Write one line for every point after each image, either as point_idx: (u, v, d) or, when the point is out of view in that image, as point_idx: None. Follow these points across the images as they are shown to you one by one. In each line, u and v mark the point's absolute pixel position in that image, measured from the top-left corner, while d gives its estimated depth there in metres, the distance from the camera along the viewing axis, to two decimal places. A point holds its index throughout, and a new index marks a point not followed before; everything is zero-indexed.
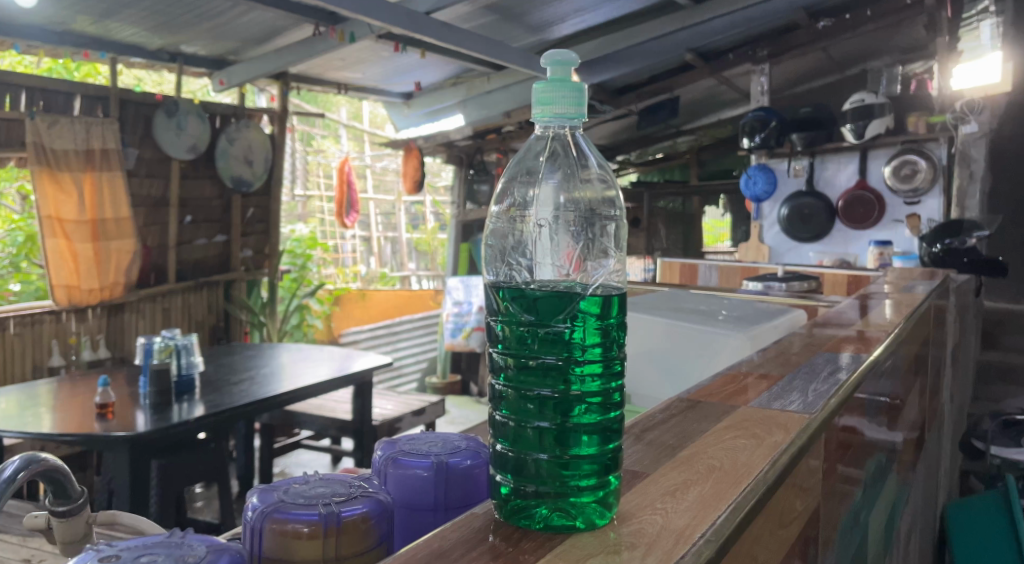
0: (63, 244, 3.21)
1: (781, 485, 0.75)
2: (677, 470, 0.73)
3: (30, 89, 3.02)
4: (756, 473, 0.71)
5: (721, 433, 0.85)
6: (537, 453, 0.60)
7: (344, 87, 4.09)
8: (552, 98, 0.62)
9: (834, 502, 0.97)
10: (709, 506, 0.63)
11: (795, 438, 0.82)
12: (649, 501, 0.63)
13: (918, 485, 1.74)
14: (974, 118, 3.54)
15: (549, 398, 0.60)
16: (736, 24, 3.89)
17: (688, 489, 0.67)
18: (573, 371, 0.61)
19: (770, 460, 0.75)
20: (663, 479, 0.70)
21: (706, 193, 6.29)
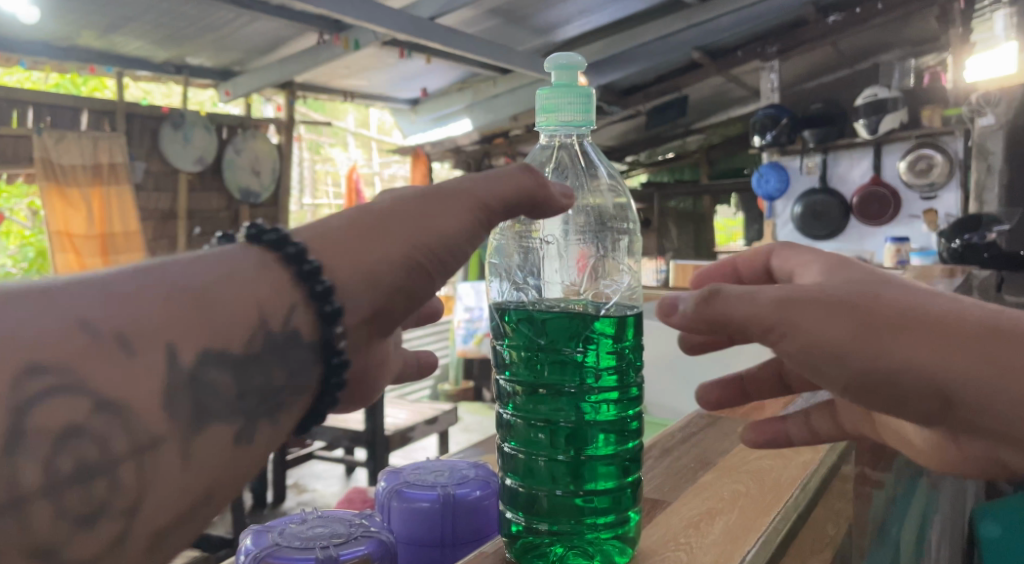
0: (73, 258, 3.22)
1: (815, 512, 0.80)
2: (701, 496, 0.80)
3: (37, 105, 3.09)
4: (784, 499, 0.79)
5: (746, 453, 0.94)
6: (546, 484, 0.68)
7: (349, 95, 4.07)
8: (558, 105, 0.63)
9: (862, 506, 0.92)
10: (736, 540, 0.70)
11: (824, 456, 0.90)
12: (674, 535, 0.70)
13: (948, 493, 1.68)
14: (992, 110, 3.25)
15: (560, 428, 0.68)
16: (743, 21, 3.85)
17: (713, 520, 0.74)
18: (584, 402, 0.69)
19: (799, 485, 0.83)
20: (687, 508, 0.77)
21: (717, 192, 6.21)
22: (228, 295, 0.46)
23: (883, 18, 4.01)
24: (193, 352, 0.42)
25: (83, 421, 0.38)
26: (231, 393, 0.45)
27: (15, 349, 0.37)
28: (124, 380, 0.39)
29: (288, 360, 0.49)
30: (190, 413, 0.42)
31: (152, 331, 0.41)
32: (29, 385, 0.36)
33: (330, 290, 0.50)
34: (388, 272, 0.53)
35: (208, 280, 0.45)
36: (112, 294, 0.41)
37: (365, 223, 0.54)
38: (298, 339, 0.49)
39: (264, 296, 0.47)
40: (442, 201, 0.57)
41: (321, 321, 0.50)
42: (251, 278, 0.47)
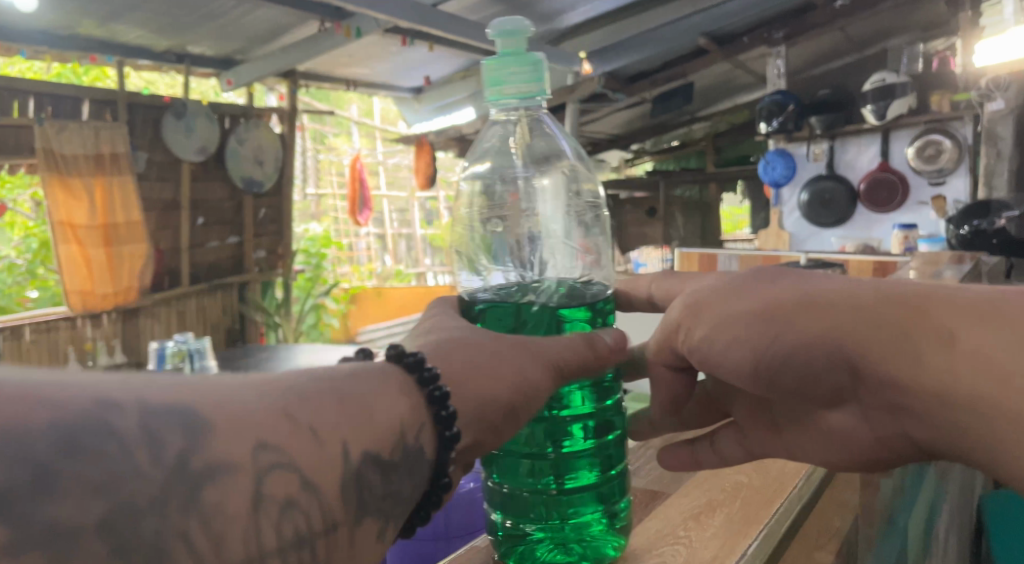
0: (76, 249, 3.25)
1: (813, 509, 0.79)
2: (700, 488, 0.78)
3: (39, 95, 3.07)
4: (786, 492, 0.77)
5: None
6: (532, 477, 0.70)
7: (352, 83, 4.04)
8: (508, 76, 0.67)
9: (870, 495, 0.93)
10: (736, 534, 0.68)
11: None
12: (673, 529, 0.69)
13: (957, 483, 1.67)
14: (1001, 94, 3.16)
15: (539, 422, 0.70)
16: (749, 6, 3.81)
17: (714, 513, 0.72)
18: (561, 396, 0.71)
19: (805, 475, 0.81)
20: (686, 501, 0.75)
21: (723, 179, 6.17)
22: (379, 414, 0.46)
23: (891, 3, 3.95)
24: (362, 449, 0.44)
25: (297, 495, 0.40)
26: (379, 491, 0.45)
27: (242, 429, 0.39)
28: (321, 465, 0.42)
29: (413, 476, 0.48)
30: (356, 503, 0.44)
31: (332, 427, 0.43)
32: (261, 457, 0.39)
33: (453, 418, 0.50)
34: (493, 408, 0.53)
35: (366, 396, 0.46)
36: (304, 389, 0.43)
37: (476, 351, 0.55)
38: (421, 456, 0.48)
39: (407, 417, 0.47)
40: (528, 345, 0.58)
41: (440, 446, 0.50)
42: (395, 399, 0.47)
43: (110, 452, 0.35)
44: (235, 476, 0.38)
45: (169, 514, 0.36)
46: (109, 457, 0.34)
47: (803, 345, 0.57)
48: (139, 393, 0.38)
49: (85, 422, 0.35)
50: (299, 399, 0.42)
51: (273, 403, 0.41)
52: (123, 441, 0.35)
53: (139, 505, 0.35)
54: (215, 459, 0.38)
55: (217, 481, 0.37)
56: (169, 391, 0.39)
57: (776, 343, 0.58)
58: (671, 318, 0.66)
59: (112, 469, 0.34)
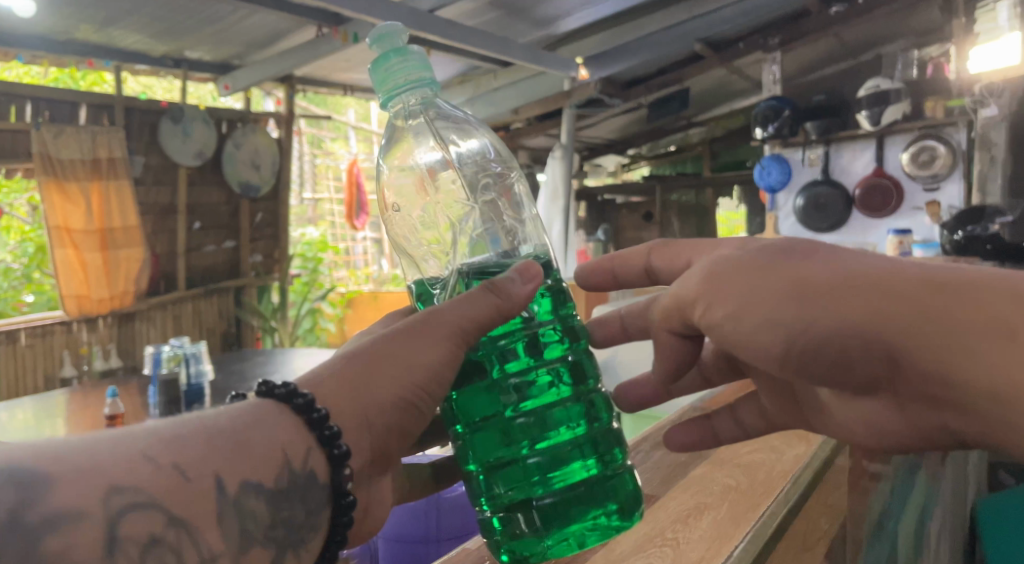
0: (73, 254, 3.24)
1: (808, 505, 0.84)
2: (692, 492, 0.86)
3: (35, 99, 3.07)
4: (775, 492, 0.84)
5: (740, 447, 0.98)
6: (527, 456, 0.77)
7: (349, 88, 4.05)
8: (386, 70, 0.81)
9: (859, 494, 0.98)
10: (723, 537, 0.76)
11: (816, 450, 0.94)
12: (663, 533, 0.77)
13: (949, 484, 1.69)
14: (995, 101, 3.17)
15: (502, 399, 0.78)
16: (744, 13, 3.83)
17: (703, 514, 0.81)
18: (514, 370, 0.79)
19: (793, 476, 0.88)
20: (677, 506, 0.83)
21: (720, 184, 6.19)
22: (260, 450, 0.61)
23: (885, 10, 3.97)
24: (236, 483, 0.58)
25: (161, 531, 0.53)
26: (266, 518, 0.61)
27: (100, 478, 0.52)
28: (186, 503, 0.55)
29: (305, 501, 0.64)
30: (237, 529, 0.59)
31: (202, 466, 0.57)
32: (116, 499, 0.52)
33: (336, 437, 0.65)
34: (380, 415, 0.69)
35: (241, 434, 0.61)
36: (166, 438, 0.56)
37: (361, 363, 0.70)
38: (312, 472, 0.65)
39: (291, 445, 0.63)
40: (427, 335, 0.72)
41: (331, 463, 0.66)
42: (273, 427, 0.63)
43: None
44: (91, 518, 0.50)
45: (37, 552, 0.48)
46: None
47: (836, 334, 0.64)
48: (13, 462, 0.51)
49: None
50: (158, 444, 0.56)
51: (140, 447, 0.55)
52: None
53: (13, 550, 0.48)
54: (71, 506, 0.50)
55: (64, 527, 0.49)
56: (53, 450, 0.52)
57: (810, 331, 0.64)
58: (690, 291, 0.71)
59: None
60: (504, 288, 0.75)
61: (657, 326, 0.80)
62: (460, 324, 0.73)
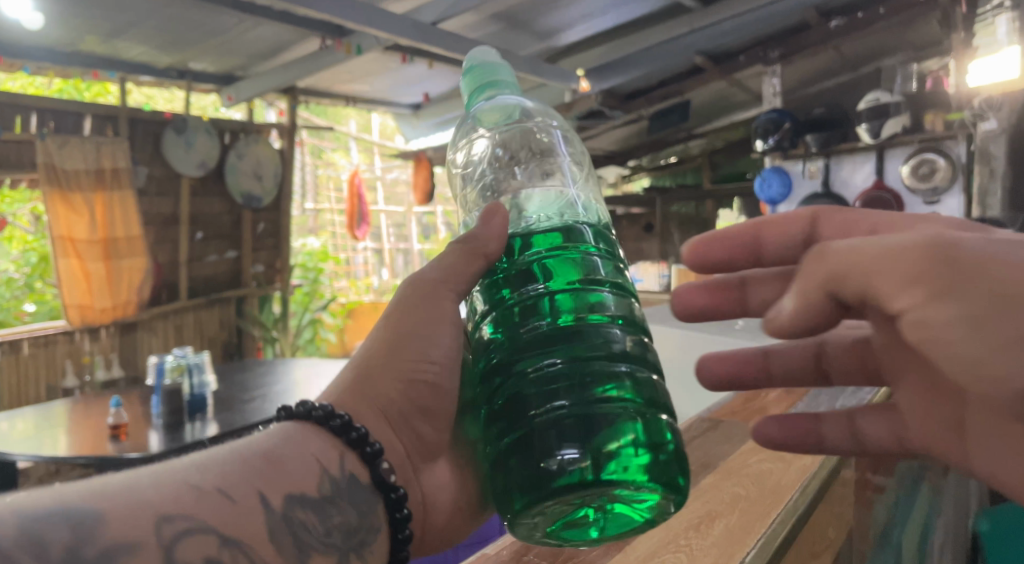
0: (76, 264, 3.26)
1: (816, 515, 0.80)
2: (703, 501, 0.83)
3: (41, 110, 3.09)
4: (785, 502, 0.80)
5: (748, 458, 0.94)
6: (557, 404, 0.69)
7: (352, 100, 4.07)
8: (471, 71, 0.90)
9: (864, 510, 0.97)
10: (736, 543, 0.73)
11: (823, 459, 0.91)
12: (674, 538, 0.76)
13: (952, 496, 1.69)
14: (994, 114, 3.18)
15: (533, 349, 0.74)
16: (744, 26, 3.86)
17: (714, 521, 0.78)
18: (543, 320, 0.76)
19: (801, 486, 0.84)
20: (689, 514, 0.80)
21: (720, 196, 6.20)
22: (294, 467, 0.68)
23: (886, 23, 3.99)
24: (279, 498, 0.64)
25: (216, 552, 0.58)
26: (319, 526, 0.66)
27: (152, 510, 0.57)
28: (234, 525, 0.60)
29: (354, 502, 0.70)
30: (292, 540, 0.63)
31: (244, 487, 0.63)
32: (167, 527, 0.57)
33: (364, 437, 0.73)
34: (390, 405, 0.79)
35: (273, 455, 0.68)
36: (203, 467, 0.63)
37: (356, 377, 0.80)
38: (352, 480, 0.71)
39: (324, 455, 0.70)
40: (420, 311, 0.82)
41: (367, 462, 0.73)
42: (302, 445, 0.70)
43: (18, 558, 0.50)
44: (143, 549, 0.55)
45: None
46: (49, 547, 0.52)
47: None
48: (72, 497, 0.56)
49: (30, 535, 0.52)
50: (198, 475, 0.62)
51: (184, 479, 0.61)
52: (63, 538, 0.53)
53: None
54: (126, 537, 0.55)
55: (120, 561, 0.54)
56: (115, 484, 0.59)
57: None
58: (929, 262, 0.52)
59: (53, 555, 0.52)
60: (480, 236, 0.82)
61: (810, 285, 0.59)
62: (440, 279, 0.83)
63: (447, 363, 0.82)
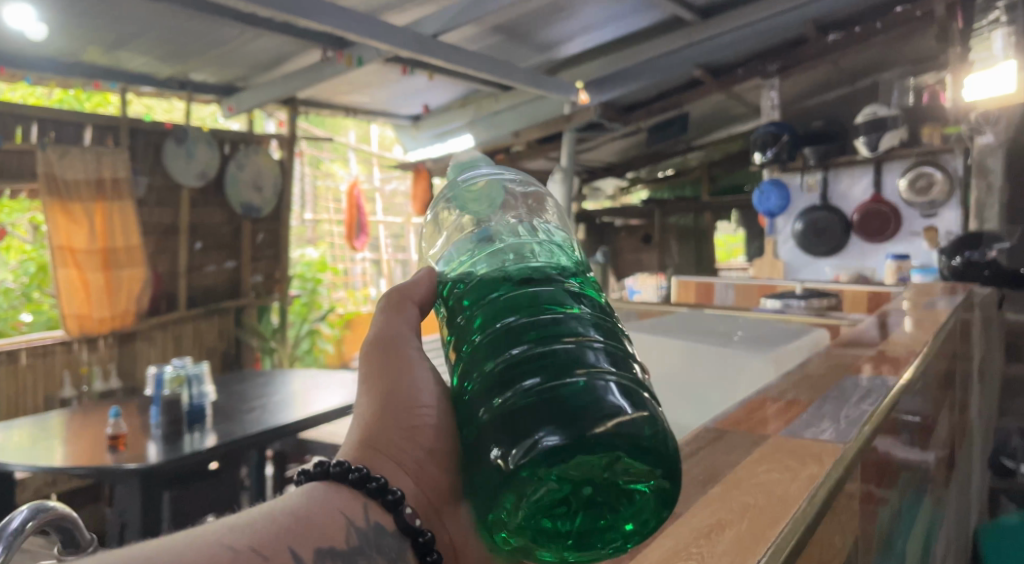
0: (75, 274, 3.25)
1: (822, 525, 0.74)
2: (710, 508, 0.76)
3: (41, 121, 3.09)
4: (794, 511, 0.73)
5: (753, 466, 0.86)
6: (528, 383, 0.60)
7: (352, 111, 4.08)
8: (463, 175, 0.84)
9: (868, 523, 0.96)
10: (748, 551, 0.66)
11: (831, 470, 0.83)
12: (683, 546, 0.68)
13: (951, 508, 1.69)
14: (990, 129, 3.20)
15: (497, 345, 0.65)
16: (743, 39, 3.88)
17: (723, 531, 0.70)
18: (513, 315, 0.67)
19: (808, 496, 0.76)
20: (695, 521, 0.73)
21: (717, 208, 6.22)
22: (318, 521, 0.54)
23: (883, 38, 4.03)
24: (309, 551, 0.51)
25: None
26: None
27: None
28: None
29: (383, 550, 0.57)
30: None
31: (274, 542, 0.50)
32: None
33: (384, 484, 0.58)
34: (395, 446, 0.62)
35: (302, 511, 0.54)
36: (237, 526, 0.50)
37: (352, 433, 0.63)
38: (382, 530, 0.57)
39: (347, 506, 0.56)
40: (385, 366, 0.66)
41: (389, 511, 0.58)
42: (330, 498, 0.56)
43: None
44: None
45: None
46: None
47: None
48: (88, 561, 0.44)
49: None
50: (232, 534, 0.49)
51: (209, 540, 0.48)
52: None
53: None
54: None
55: None
56: (124, 557, 0.45)
57: None
58: None
59: None
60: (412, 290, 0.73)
61: None
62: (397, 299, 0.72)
63: (443, 397, 0.67)
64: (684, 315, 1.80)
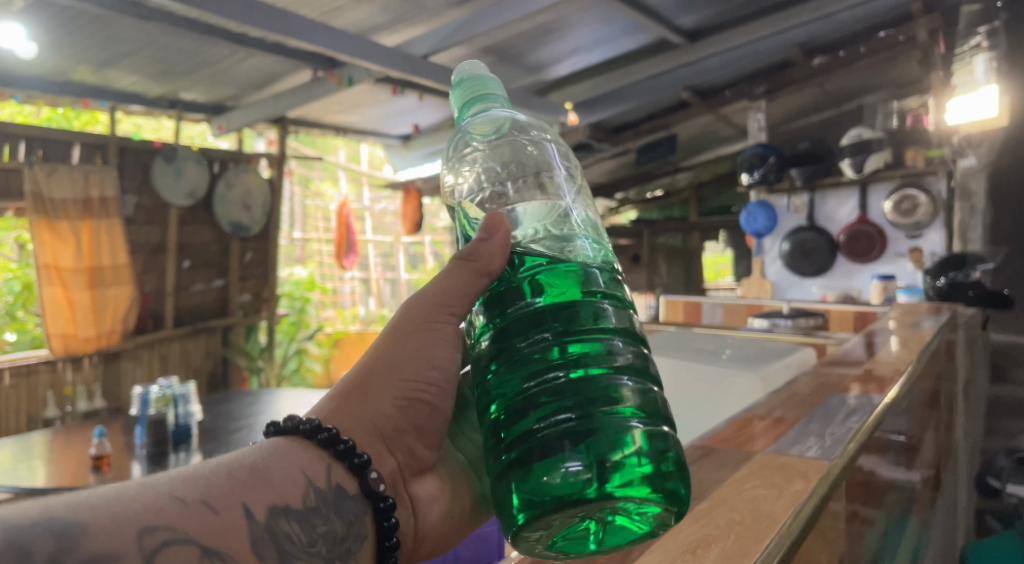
0: (60, 292, 3.21)
1: (805, 543, 0.74)
2: (697, 524, 0.76)
3: (29, 139, 3.08)
4: (780, 527, 0.73)
5: (741, 482, 0.86)
6: (559, 418, 0.63)
7: (342, 131, 4.09)
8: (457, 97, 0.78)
9: (854, 541, 0.96)
10: None
11: (815, 486, 0.83)
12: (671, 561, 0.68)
13: (937, 527, 1.69)
14: (973, 151, 3.24)
15: (532, 362, 0.67)
16: (730, 62, 3.94)
17: (709, 547, 0.70)
18: (545, 333, 0.68)
19: (793, 512, 0.76)
20: (683, 537, 0.73)
21: (706, 228, 6.27)
22: (279, 476, 0.60)
23: (868, 61, 4.08)
24: (263, 510, 0.57)
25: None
26: (304, 539, 0.59)
27: (132, 522, 0.50)
28: (215, 538, 0.53)
29: (341, 513, 0.62)
30: (277, 555, 0.56)
31: (229, 497, 0.55)
32: (151, 539, 0.50)
33: (353, 447, 0.64)
34: (385, 422, 0.68)
35: (260, 466, 0.59)
36: (192, 480, 0.55)
37: (350, 392, 0.68)
38: (342, 492, 0.63)
39: (310, 467, 0.62)
40: (413, 335, 0.70)
41: (355, 475, 0.64)
42: (295, 457, 0.62)
43: None
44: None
45: None
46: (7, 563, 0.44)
47: None
48: (39, 508, 0.48)
49: None
50: (186, 486, 0.54)
51: (166, 489, 0.53)
52: (20, 550, 0.45)
53: None
54: (102, 551, 0.47)
55: None
56: (80, 498, 0.50)
57: None
58: None
59: None
60: (476, 251, 0.69)
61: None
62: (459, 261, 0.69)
63: (445, 384, 0.71)
64: (672, 334, 1.81)
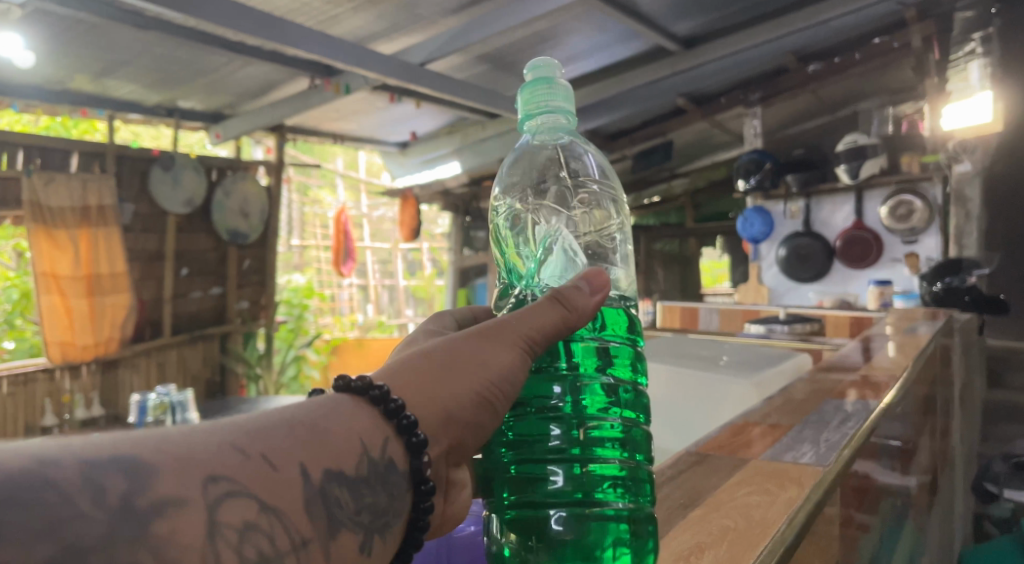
0: (58, 300, 3.21)
1: (797, 550, 0.75)
2: (690, 532, 0.76)
3: (27, 147, 3.08)
4: (772, 534, 0.73)
5: (734, 489, 0.86)
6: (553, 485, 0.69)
7: (340, 138, 4.10)
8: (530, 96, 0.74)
9: (848, 544, 0.97)
10: None
11: (810, 493, 0.83)
12: None
13: (933, 531, 1.69)
14: (968, 157, 3.26)
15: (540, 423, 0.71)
16: (726, 68, 3.96)
17: (703, 553, 0.71)
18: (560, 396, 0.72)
19: (786, 519, 0.77)
20: (676, 544, 0.73)
21: (703, 233, 6.29)
22: (337, 437, 0.51)
23: (861, 68, 4.11)
24: (320, 471, 0.49)
25: (254, 519, 0.44)
26: (352, 508, 0.51)
27: (194, 467, 0.43)
28: (275, 494, 0.46)
29: (388, 485, 0.54)
30: (326, 522, 0.49)
31: (288, 451, 0.48)
32: (212, 490, 0.43)
33: (415, 423, 0.55)
34: (454, 410, 0.59)
35: (318, 423, 0.51)
36: (252, 429, 0.48)
37: (429, 367, 0.59)
38: (393, 466, 0.54)
39: (368, 433, 0.53)
40: (502, 342, 0.62)
41: (409, 453, 0.55)
42: (355, 421, 0.53)
43: (31, 500, 0.37)
44: (184, 512, 0.42)
45: (118, 549, 0.39)
46: (52, 505, 0.37)
47: None
48: (87, 447, 0.42)
49: (31, 475, 0.38)
50: (245, 435, 0.47)
51: (221, 439, 0.46)
52: (68, 490, 0.38)
53: (87, 549, 0.37)
54: (163, 498, 0.41)
55: (165, 517, 0.41)
56: (124, 442, 0.43)
57: None
58: None
59: (60, 515, 0.37)
60: (570, 300, 0.66)
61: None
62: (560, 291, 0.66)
63: (514, 393, 0.63)
64: (669, 340, 1.82)
